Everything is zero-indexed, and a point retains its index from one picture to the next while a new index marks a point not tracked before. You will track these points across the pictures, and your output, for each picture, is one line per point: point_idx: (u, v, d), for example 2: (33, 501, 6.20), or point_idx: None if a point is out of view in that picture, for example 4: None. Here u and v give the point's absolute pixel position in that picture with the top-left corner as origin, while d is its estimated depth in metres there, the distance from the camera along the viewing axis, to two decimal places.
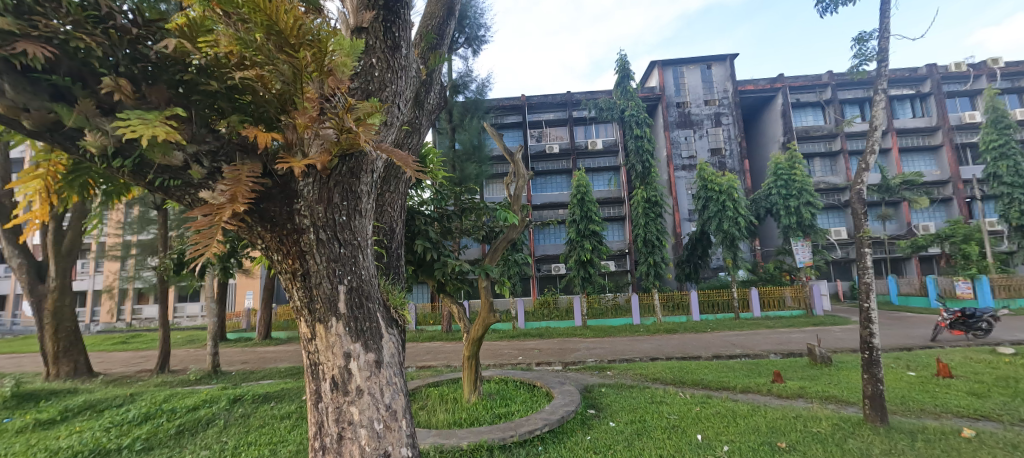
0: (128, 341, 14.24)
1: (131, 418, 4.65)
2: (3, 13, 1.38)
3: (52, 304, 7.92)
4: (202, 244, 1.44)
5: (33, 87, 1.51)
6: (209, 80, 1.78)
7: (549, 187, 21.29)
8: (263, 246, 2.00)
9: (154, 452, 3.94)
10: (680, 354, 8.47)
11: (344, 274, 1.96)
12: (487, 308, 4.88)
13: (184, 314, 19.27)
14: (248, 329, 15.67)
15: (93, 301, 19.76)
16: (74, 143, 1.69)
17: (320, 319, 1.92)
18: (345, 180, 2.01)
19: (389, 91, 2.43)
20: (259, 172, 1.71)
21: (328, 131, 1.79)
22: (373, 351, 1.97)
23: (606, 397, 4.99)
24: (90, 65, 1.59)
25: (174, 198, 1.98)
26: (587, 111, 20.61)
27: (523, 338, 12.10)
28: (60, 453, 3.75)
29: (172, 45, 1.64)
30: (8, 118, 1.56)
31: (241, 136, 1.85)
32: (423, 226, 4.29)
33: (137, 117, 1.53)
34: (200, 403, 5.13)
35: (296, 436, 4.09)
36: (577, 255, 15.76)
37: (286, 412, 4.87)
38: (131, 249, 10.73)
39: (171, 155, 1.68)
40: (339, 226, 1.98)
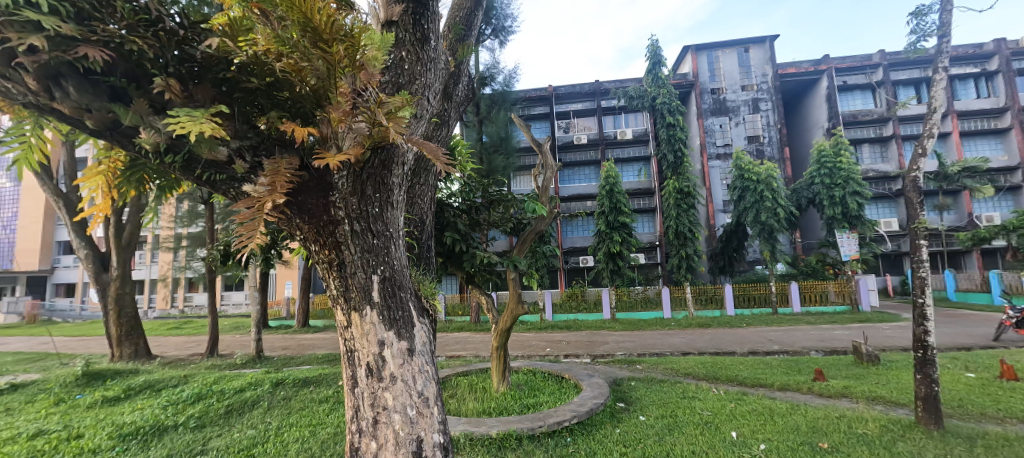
0: (181, 327, 15.28)
1: (186, 397, 5.01)
2: (67, 21, 1.48)
3: (115, 291, 8.60)
4: (246, 236, 1.54)
5: (94, 89, 1.63)
6: (250, 78, 1.83)
7: (577, 179, 21.04)
8: (301, 238, 2.08)
9: (206, 429, 4.24)
10: (714, 350, 8.24)
11: (377, 264, 2.01)
12: (515, 299, 4.90)
13: (230, 302, 20.47)
14: (288, 317, 16.45)
15: (150, 289, 21.35)
16: (131, 141, 1.82)
17: (355, 307, 1.98)
18: (377, 174, 2.05)
19: (419, 84, 2.45)
20: (296, 165, 1.78)
21: (361, 125, 1.84)
22: (406, 339, 2.02)
23: (636, 390, 4.93)
24: (143, 67, 1.69)
25: (220, 192, 2.09)
26: (616, 100, 20.12)
27: (551, 330, 12.10)
28: (126, 427, 4.11)
29: (215, 44, 1.72)
30: (73, 118, 1.70)
31: (279, 132, 1.90)
32: (452, 218, 4.33)
33: (186, 115, 1.61)
34: (246, 385, 5.46)
35: (335, 419, 4.29)
36: (607, 247, 15.62)
37: (325, 396, 5.08)
38: (182, 241, 11.46)
39: (217, 150, 1.77)
40: (372, 218, 2.02)
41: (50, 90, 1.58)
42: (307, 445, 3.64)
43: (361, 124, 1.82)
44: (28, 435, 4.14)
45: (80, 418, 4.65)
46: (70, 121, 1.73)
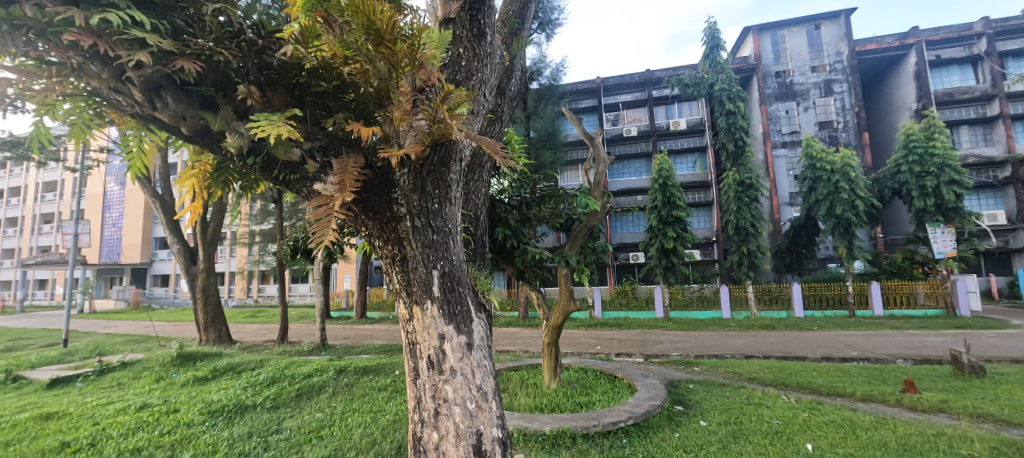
0: (256, 315, 16.76)
1: (262, 380, 5.48)
2: (165, 38, 1.64)
3: (202, 282, 9.57)
4: (318, 231, 1.63)
5: (187, 99, 1.80)
6: (319, 82, 1.93)
7: (626, 172, 20.42)
8: (366, 234, 2.16)
9: (281, 410, 4.62)
10: (780, 354, 7.67)
11: (436, 259, 2.05)
12: (567, 296, 4.84)
13: (296, 293, 22.13)
14: (348, 308, 17.49)
15: (230, 280, 23.61)
16: (218, 146, 1.99)
17: (417, 301, 2.04)
18: (436, 171, 2.09)
19: (476, 80, 2.46)
20: (362, 164, 1.86)
21: (421, 122, 1.88)
22: (464, 334, 2.05)
23: (696, 394, 4.69)
24: (228, 76, 1.83)
25: (293, 190, 2.23)
26: (669, 89, 19.23)
27: (601, 328, 11.88)
28: (214, 404, 4.58)
29: (289, 51, 1.82)
30: (172, 126, 1.89)
31: (346, 133, 1.98)
32: (504, 214, 4.31)
33: (265, 119, 1.72)
34: (313, 371, 5.86)
35: (394, 406, 4.49)
36: (659, 243, 15.03)
37: (383, 385, 5.33)
38: (255, 237, 12.52)
39: (291, 152, 1.89)
40: (431, 214, 2.07)
41: (153, 101, 1.76)
42: (369, 430, 3.84)
43: (421, 122, 1.86)
44: (137, 408, 4.72)
45: (177, 394, 5.23)
46: (168, 129, 1.92)
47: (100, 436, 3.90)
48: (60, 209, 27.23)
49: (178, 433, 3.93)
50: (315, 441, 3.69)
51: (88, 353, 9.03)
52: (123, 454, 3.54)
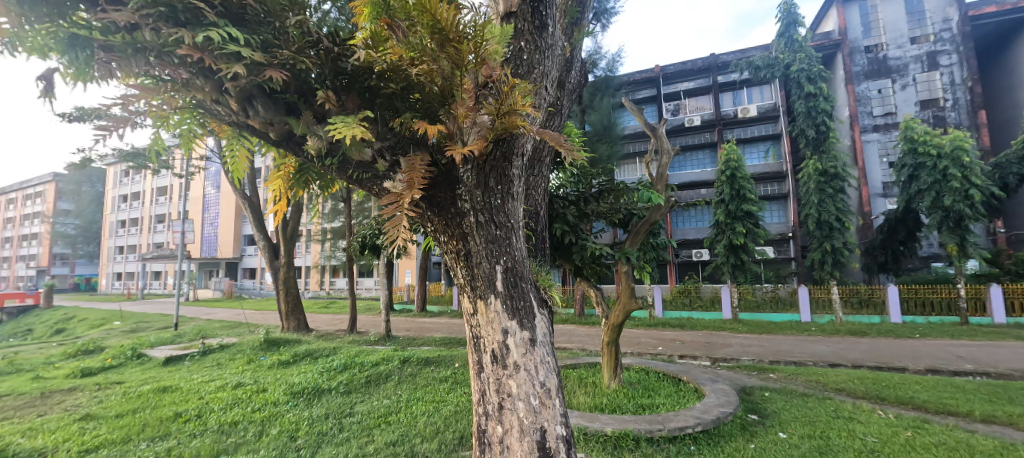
0: (329, 306, 18.16)
1: (337, 366, 5.92)
2: (256, 51, 1.80)
3: (284, 275, 10.53)
4: (390, 227, 1.71)
5: (275, 106, 1.97)
6: (388, 84, 2.01)
7: (689, 165, 19.34)
8: (431, 229, 2.23)
9: (353, 394, 4.95)
10: (873, 364, 6.85)
11: (500, 254, 2.06)
12: (628, 294, 4.68)
13: (363, 286, 23.65)
14: (409, 301, 18.37)
15: (306, 274, 25.81)
16: (301, 148, 2.15)
17: (481, 295, 2.06)
18: (499, 166, 2.10)
19: (537, 73, 2.44)
20: (428, 161, 1.91)
21: (484, 118, 1.89)
22: (527, 330, 2.05)
23: (773, 403, 4.33)
24: (309, 84, 1.98)
25: (365, 189, 2.35)
26: (737, 73, 17.89)
27: (662, 328, 11.39)
28: (296, 386, 5.02)
29: (361, 55, 1.92)
30: (262, 132, 2.07)
31: (413, 131, 2.05)
32: (562, 209, 4.24)
33: (341, 122, 1.83)
34: (381, 360, 6.23)
35: (455, 397, 4.64)
36: (727, 240, 14.08)
37: (445, 376, 5.53)
38: (327, 234, 13.53)
39: (363, 152, 2.00)
40: (494, 209, 2.08)
41: (246, 110, 1.95)
42: (433, 419, 4.00)
43: (484, 118, 1.88)
44: (234, 386, 5.32)
45: (265, 375, 5.82)
46: (259, 135, 2.11)
47: (205, 409, 4.44)
48: (170, 211, 31.38)
49: (267, 411, 4.35)
50: (383, 425, 3.90)
51: (194, 336, 10.35)
52: (223, 426, 3.99)
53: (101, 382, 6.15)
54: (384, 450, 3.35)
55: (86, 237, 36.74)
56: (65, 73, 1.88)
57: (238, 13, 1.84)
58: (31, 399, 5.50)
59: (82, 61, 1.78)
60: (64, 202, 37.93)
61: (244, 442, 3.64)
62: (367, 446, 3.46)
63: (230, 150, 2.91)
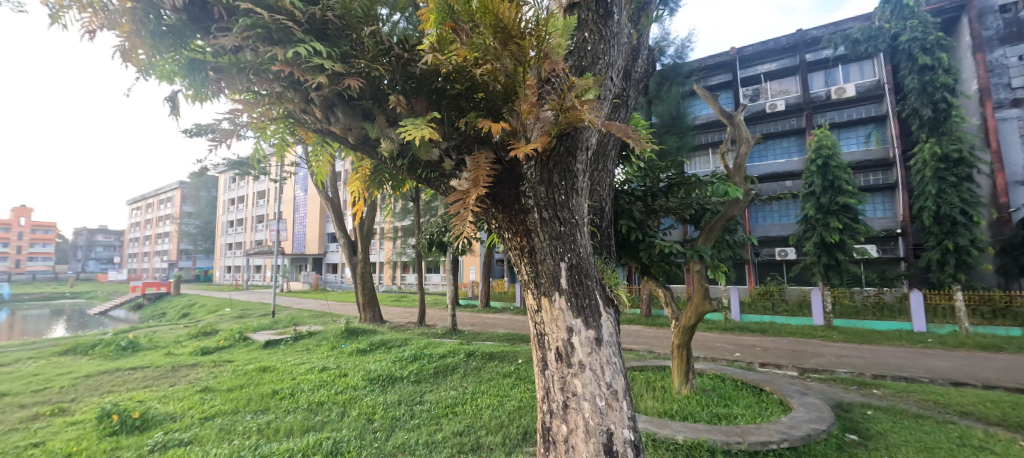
0: (401, 300, 19.34)
1: (408, 356, 6.29)
2: (336, 62, 1.95)
3: (361, 270, 11.39)
4: (457, 224, 1.77)
5: (352, 112, 2.12)
6: (453, 85, 2.07)
7: (771, 154, 17.63)
8: (495, 226, 2.26)
9: (423, 383, 5.23)
10: (1012, 385, 5.73)
11: (564, 252, 2.04)
12: (702, 295, 4.38)
13: (431, 282, 24.81)
14: (474, 297, 18.94)
15: (380, 269, 27.72)
16: (375, 151, 2.30)
17: (545, 292, 2.05)
18: (563, 161, 2.08)
19: (602, 64, 2.37)
20: (493, 158, 1.94)
21: (548, 113, 1.88)
22: (593, 328, 2.01)
23: (877, 423, 3.80)
24: (382, 90, 2.11)
25: (433, 187, 2.45)
26: (830, 50, 15.95)
27: (739, 332, 10.54)
28: (373, 373, 5.42)
29: (429, 59, 1.99)
30: (342, 137, 2.25)
31: (477, 130, 2.09)
32: (628, 205, 4.06)
33: (411, 124, 1.92)
34: (448, 353, 6.48)
35: (519, 393, 4.69)
36: (817, 237, 12.64)
37: (508, 371, 5.61)
38: (398, 232, 14.39)
39: (431, 152, 2.08)
40: (559, 206, 2.06)
41: (328, 116, 2.13)
42: (497, 413, 4.08)
43: (548, 113, 1.86)
44: (320, 369, 5.86)
45: (346, 362, 6.34)
46: (339, 140, 2.30)
47: (297, 388, 4.97)
48: (267, 212, 35.47)
49: (348, 394, 4.74)
50: (451, 415, 4.07)
51: (288, 323, 11.61)
52: (312, 405, 4.42)
53: (216, 360, 7.13)
54: (452, 439, 3.48)
55: (204, 235, 42.81)
56: (186, 95, 2.22)
57: (321, 28, 2.01)
58: (166, 371, 6.54)
59: (200, 82, 2.09)
60: (187, 205, 44.49)
61: (328, 421, 3.99)
62: (436, 434, 3.62)
63: (315, 155, 3.19)
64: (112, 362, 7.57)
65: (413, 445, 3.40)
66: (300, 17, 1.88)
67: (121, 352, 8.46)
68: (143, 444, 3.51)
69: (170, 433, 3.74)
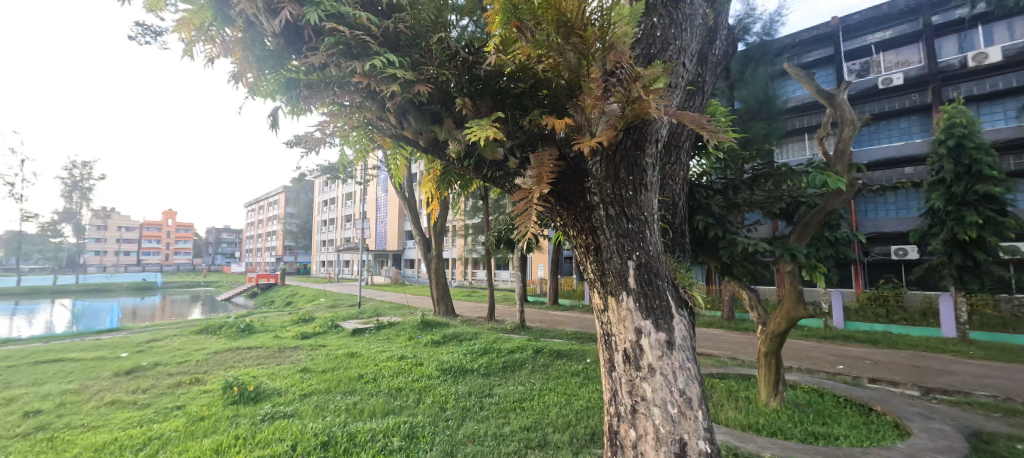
0: (472, 295, 20.05)
1: (478, 350, 6.50)
2: (408, 71, 2.07)
3: (435, 265, 12.00)
4: (521, 222, 1.78)
5: (423, 117, 2.24)
6: (517, 84, 2.10)
7: (885, 137, 15.21)
8: (561, 224, 2.24)
9: (493, 377, 5.37)
10: None
11: (632, 250, 1.95)
12: (794, 298, 3.91)
13: (500, 278, 25.36)
14: (542, 294, 19.01)
15: (453, 265, 28.99)
16: (443, 153, 2.40)
17: (612, 291, 2.00)
18: (631, 155, 1.99)
19: (674, 49, 2.23)
20: (557, 155, 1.92)
21: (613, 106, 1.81)
22: (664, 331, 1.91)
23: None
24: (449, 94, 2.19)
25: (499, 186, 2.49)
26: (967, 8, 13.32)
27: (842, 342, 9.30)
28: (446, 364, 5.69)
29: (494, 59, 2.04)
30: (415, 141, 2.38)
31: (542, 128, 2.08)
32: (706, 200, 3.73)
33: (477, 125, 1.97)
34: (516, 348, 6.58)
35: (587, 393, 4.62)
36: (947, 233, 10.70)
37: (576, 370, 5.55)
38: (469, 229, 14.91)
39: (497, 152, 2.11)
40: (626, 201, 1.97)
41: (402, 122, 2.27)
42: (564, 411, 4.06)
43: (614, 105, 1.80)
44: (399, 358, 6.31)
45: (422, 352, 6.74)
46: (412, 143, 2.44)
47: (379, 374, 5.41)
48: (354, 212, 38.90)
49: (422, 382, 5.04)
50: (519, 410, 4.13)
51: (371, 314, 12.64)
52: (391, 390, 4.77)
53: (312, 344, 8.01)
54: (519, 434, 3.53)
55: (303, 233, 48.24)
56: (284, 111, 2.50)
57: (394, 40, 2.15)
58: (274, 352, 7.49)
59: (295, 99, 2.36)
60: (290, 207, 50.41)
61: (406, 406, 4.28)
62: (504, 427, 3.70)
63: (392, 159, 3.43)
64: (234, 341, 8.86)
65: (482, 436, 3.52)
66: (376, 31, 2.03)
67: (240, 334, 9.87)
68: (256, 413, 4.06)
69: (276, 406, 4.28)
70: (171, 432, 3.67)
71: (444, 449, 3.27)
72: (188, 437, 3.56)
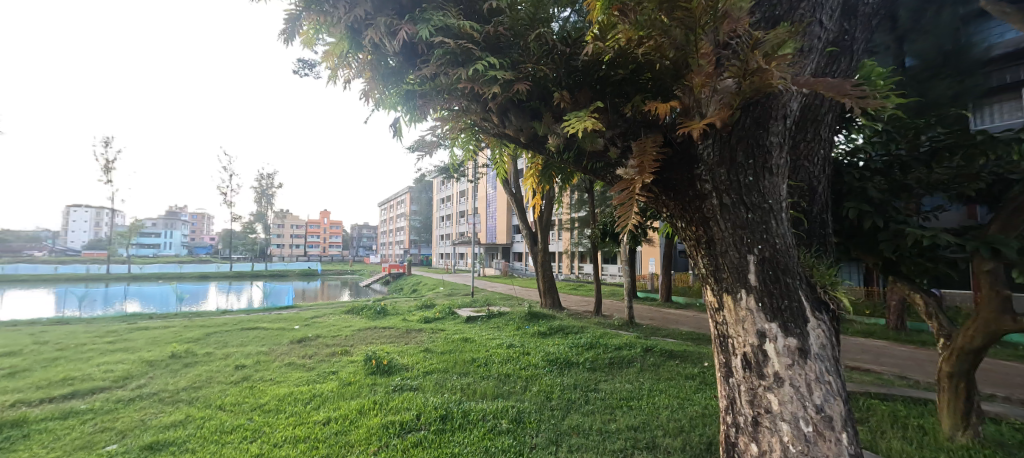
0: (578, 288, 19.92)
1: (584, 344, 6.45)
2: (508, 71, 2.16)
3: (541, 259, 12.21)
4: (623, 212, 1.74)
5: (523, 114, 2.31)
6: (617, 70, 2.02)
7: None
8: (668, 215, 2.10)
9: (599, 372, 5.29)
10: None
11: (753, 244, 1.73)
12: (999, 307, 2.98)
13: (608, 272, 24.66)
14: (654, 290, 17.96)
15: (559, 258, 29.16)
16: (543, 147, 2.45)
17: (729, 290, 1.81)
18: (752, 134, 1.75)
19: (807, 6, 1.90)
20: (661, 142, 1.79)
21: (727, 82, 1.63)
22: (794, 337, 1.67)
23: None
24: (547, 88, 2.21)
25: (600, 178, 2.43)
26: None
27: None
28: (552, 356, 5.79)
29: (591, 48, 2.01)
30: (516, 138, 2.47)
31: (644, 114, 1.97)
32: (860, 183, 2.99)
33: (575, 117, 1.95)
34: (623, 345, 6.36)
35: (703, 398, 4.25)
36: None
37: (691, 373, 5.12)
38: (574, 223, 14.81)
39: (596, 142, 2.06)
40: (745, 188, 1.76)
41: (503, 121, 2.38)
42: (676, 415, 3.80)
43: (728, 81, 1.62)
44: (507, 346, 6.62)
45: (529, 342, 6.97)
46: (513, 141, 2.54)
47: (490, 359, 5.77)
48: (467, 208, 41.74)
49: (529, 371, 5.22)
50: (625, 408, 4.00)
51: (483, 303, 13.47)
52: (501, 375, 5.06)
53: (433, 328, 8.89)
54: (625, 432, 3.43)
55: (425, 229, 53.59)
56: (404, 119, 2.83)
57: (495, 43, 2.26)
58: (402, 333, 8.52)
59: (414, 109, 2.60)
60: (413, 204, 56.36)
61: (514, 392, 4.49)
62: (609, 424, 3.62)
63: (497, 156, 3.59)
64: (372, 321, 10.33)
65: (587, 430, 3.50)
66: (479, 38, 2.17)
67: (376, 316, 11.44)
68: (389, 383, 4.70)
69: (404, 379, 4.89)
70: (328, 392, 4.47)
71: (549, 437, 3.35)
72: (339, 398, 4.29)
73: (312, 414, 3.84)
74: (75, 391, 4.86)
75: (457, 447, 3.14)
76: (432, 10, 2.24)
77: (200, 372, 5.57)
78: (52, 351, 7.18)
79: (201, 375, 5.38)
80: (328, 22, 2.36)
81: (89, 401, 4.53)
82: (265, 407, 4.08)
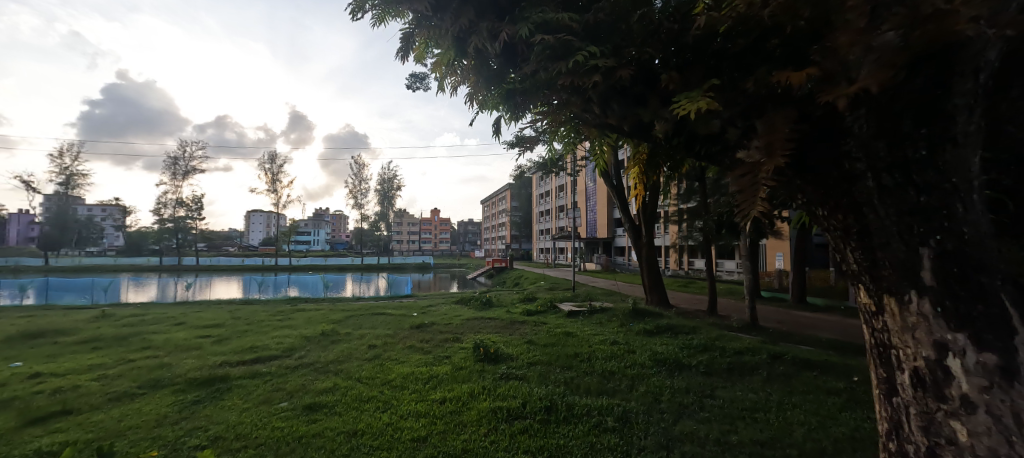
0: (689, 285, 18.37)
1: (697, 345, 5.94)
2: (610, 57, 2.11)
3: (645, 254, 11.52)
4: (746, 200, 1.59)
5: (627, 100, 2.22)
6: (736, 41, 1.87)
7: None
8: (806, 201, 1.85)
9: (713, 376, 4.85)
10: None
11: (927, 235, 1.40)
12: None
13: (724, 269, 22.28)
14: (781, 289, 15.72)
15: (666, 253, 27.26)
16: (648, 135, 2.33)
17: (894, 290, 1.54)
18: (924, 94, 1.39)
19: None
20: (794, 117, 1.55)
21: (889, 36, 1.34)
22: (993, 353, 1.32)
23: None
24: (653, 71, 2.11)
25: (717, 164, 2.20)
26: None
27: None
28: (659, 355, 5.49)
29: (702, 22, 1.85)
30: (617, 127, 2.39)
31: (771, 87, 1.70)
32: None
33: (686, 98, 1.81)
34: (745, 350, 5.69)
35: (853, 419, 3.59)
36: None
37: (835, 388, 4.36)
38: (682, 214, 13.70)
39: (711, 124, 1.86)
40: (915, 165, 1.42)
41: (606, 111, 2.31)
42: (815, 435, 3.29)
43: (888, 34, 1.35)
44: (611, 343, 6.43)
45: (634, 340, 6.67)
46: (617, 131, 2.45)
47: (593, 354, 5.69)
48: (567, 201, 41.49)
49: (635, 370, 5.00)
50: (748, 420, 3.59)
51: (584, 298, 13.30)
52: (605, 372, 4.95)
53: (535, 321, 9.07)
54: (748, 447, 3.08)
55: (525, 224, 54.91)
56: (504, 118, 2.94)
57: (595, 32, 2.23)
58: (507, 324, 8.86)
59: (513, 105, 2.70)
60: (514, 201, 58.01)
61: (620, 390, 4.36)
62: (730, 436, 3.28)
63: (596, 147, 3.49)
64: (478, 312, 10.96)
65: (703, 439, 3.24)
66: (578, 28, 2.16)
67: (482, 307, 12.11)
68: (496, 371, 4.94)
69: (510, 368, 5.09)
70: (443, 374, 4.90)
71: (659, 441, 3.18)
72: (453, 380, 4.67)
73: (430, 392, 4.25)
74: (258, 357, 6.12)
75: (562, 439, 3.18)
76: (530, 8, 2.27)
77: (342, 348, 6.55)
78: (243, 325, 9.13)
79: (344, 351, 6.33)
80: (437, 35, 2.57)
81: (268, 366, 5.68)
82: (392, 382, 4.64)
